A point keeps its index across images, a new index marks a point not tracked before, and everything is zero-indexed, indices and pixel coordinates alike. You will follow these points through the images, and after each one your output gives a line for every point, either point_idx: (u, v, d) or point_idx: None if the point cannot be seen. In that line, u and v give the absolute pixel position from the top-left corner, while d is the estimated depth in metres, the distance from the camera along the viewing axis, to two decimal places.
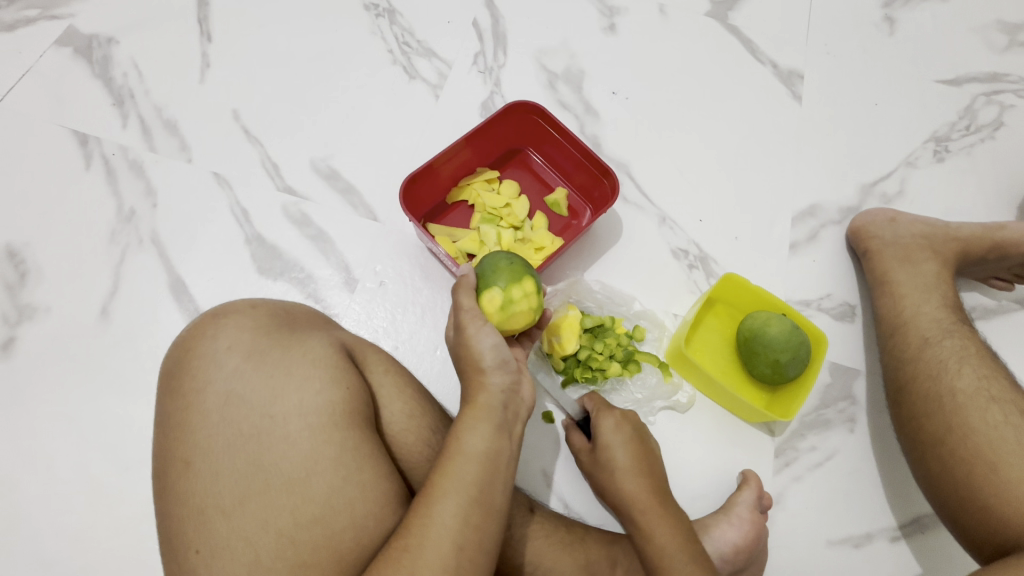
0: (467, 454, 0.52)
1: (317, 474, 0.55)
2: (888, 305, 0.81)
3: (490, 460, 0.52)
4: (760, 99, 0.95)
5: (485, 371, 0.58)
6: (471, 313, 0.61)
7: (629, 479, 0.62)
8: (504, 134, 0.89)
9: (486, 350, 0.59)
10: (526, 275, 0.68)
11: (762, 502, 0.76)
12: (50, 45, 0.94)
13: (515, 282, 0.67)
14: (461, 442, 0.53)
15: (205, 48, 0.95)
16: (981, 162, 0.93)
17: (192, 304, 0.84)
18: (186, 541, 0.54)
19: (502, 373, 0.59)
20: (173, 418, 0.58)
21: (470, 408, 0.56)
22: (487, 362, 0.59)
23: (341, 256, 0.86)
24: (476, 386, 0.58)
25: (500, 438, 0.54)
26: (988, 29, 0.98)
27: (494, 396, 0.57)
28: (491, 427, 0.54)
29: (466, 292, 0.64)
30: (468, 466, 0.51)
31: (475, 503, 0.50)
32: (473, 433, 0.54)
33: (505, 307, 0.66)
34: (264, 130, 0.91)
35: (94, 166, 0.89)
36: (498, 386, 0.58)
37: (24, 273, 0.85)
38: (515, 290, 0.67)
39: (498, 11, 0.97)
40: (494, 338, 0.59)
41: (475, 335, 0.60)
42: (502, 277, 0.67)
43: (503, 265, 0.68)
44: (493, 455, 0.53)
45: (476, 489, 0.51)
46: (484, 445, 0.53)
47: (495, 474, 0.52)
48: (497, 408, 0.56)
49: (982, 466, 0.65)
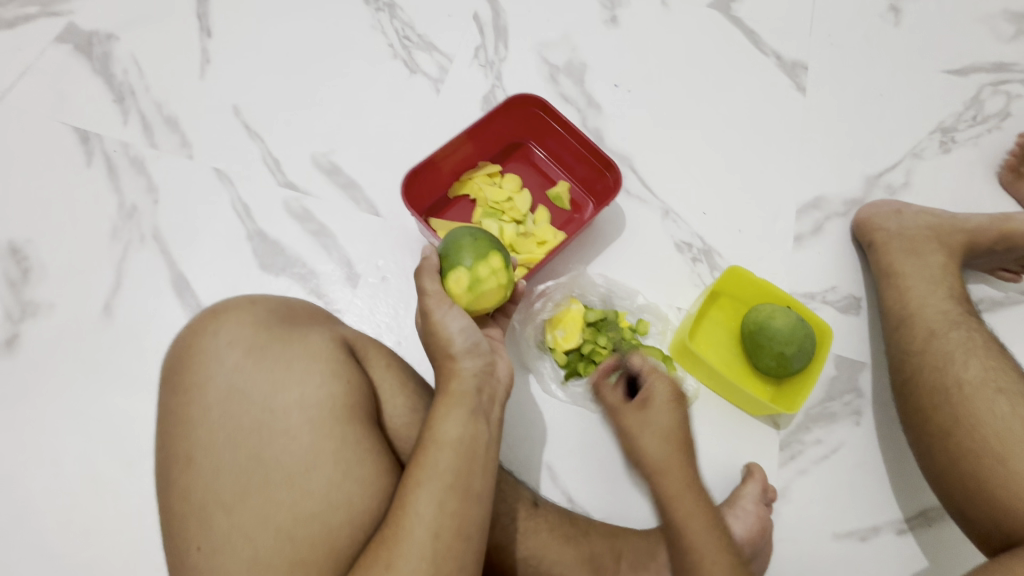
0: (440, 442, 0.51)
1: (317, 468, 0.54)
2: (892, 296, 0.80)
3: (466, 447, 0.52)
4: (764, 91, 0.95)
5: (456, 356, 0.57)
6: (437, 296, 0.60)
7: (670, 456, 0.67)
8: (505, 128, 0.88)
9: (456, 335, 0.58)
10: (492, 251, 0.66)
11: (767, 495, 0.76)
12: (50, 42, 0.94)
13: (481, 259, 0.65)
14: (435, 431, 0.52)
15: (205, 44, 0.94)
16: (988, 152, 0.92)
17: (194, 300, 0.84)
18: (189, 538, 0.54)
19: (474, 357, 0.58)
20: (175, 412, 0.58)
21: (444, 395, 0.55)
22: (457, 347, 0.58)
23: (343, 251, 0.86)
24: (448, 372, 0.57)
25: (475, 425, 0.53)
26: (995, 18, 0.97)
27: (467, 381, 0.56)
28: (467, 413, 0.54)
29: (429, 278, 0.62)
30: (442, 456, 0.51)
31: (452, 490, 0.49)
32: (447, 421, 0.53)
33: (472, 287, 0.64)
34: (265, 126, 0.91)
35: (95, 163, 0.89)
36: (471, 370, 0.57)
37: (27, 270, 0.85)
38: (482, 268, 0.65)
39: (499, 4, 0.96)
40: (463, 320, 0.59)
41: (444, 321, 0.59)
42: (468, 255, 0.65)
43: (465, 243, 0.66)
44: (468, 439, 0.52)
45: (452, 475, 0.50)
46: (458, 433, 0.52)
47: (473, 460, 0.52)
48: (471, 392, 0.55)
49: (988, 458, 0.65)
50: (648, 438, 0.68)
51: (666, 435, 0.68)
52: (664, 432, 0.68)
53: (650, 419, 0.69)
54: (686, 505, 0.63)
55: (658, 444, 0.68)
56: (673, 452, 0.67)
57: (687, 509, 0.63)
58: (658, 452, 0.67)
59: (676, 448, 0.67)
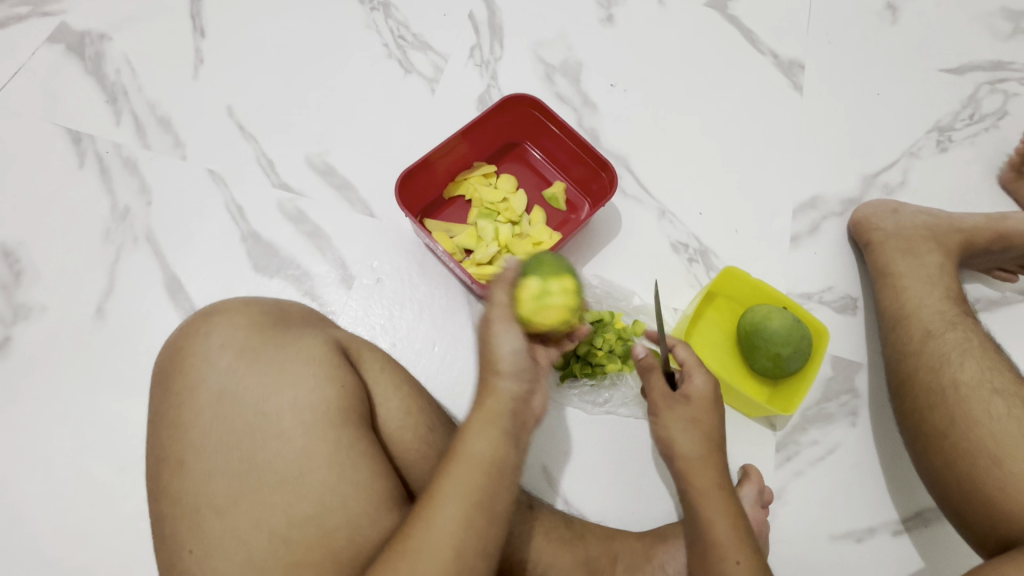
0: (469, 457, 0.51)
1: (311, 472, 0.54)
2: (889, 297, 0.80)
3: (492, 468, 0.51)
4: (760, 90, 0.94)
5: (501, 374, 0.55)
6: (505, 308, 0.59)
7: (704, 455, 0.61)
8: (501, 128, 0.88)
9: (505, 353, 0.56)
10: (567, 276, 0.66)
11: (763, 497, 0.75)
12: (42, 42, 0.93)
13: (555, 278, 0.65)
14: (464, 446, 0.52)
15: (198, 44, 0.94)
16: (985, 151, 0.92)
17: (187, 302, 0.84)
18: (180, 541, 0.54)
19: (515, 379, 0.56)
20: (167, 415, 0.57)
21: (479, 410, 0.54)
22: (502, 365, 0.56)
23: (337, 252, 0.86)
24: (488, 387, 0.55)
25: (505, 447, 0.52)
26: (993, 16, 0.97)
27: (503, 402, 0.54)
28: (499, 434, 0.53)
29: (507, 282, 0.61)
30: (468, 470, 0.50)
31: (477, 510, 0.49)
32: (477, 438, 0.52)
33: (540, 296, 0.63)
34: (258, 127, 0.90)
35: (88, 164, 0.88)
36: (510, 392, 0.55)
37: (19, 273, 0.84)
38: (554, 284, 0.64)
39: (495, 3, 0.95)
40: (517, 340, 0.57)
41: (499, 336, 0.57)
42: (543, 271, 0.65)
43: (546, 261, 0.67)
44: (497, 461, 0.52)
45: (479, 496, 0.49)
46: (486, 451, 0.52)
47: (500, 482, 0.51)
48: (506, 415, 0.54)
49: (985, 459, 0.65)
50: (683, 430, 0.62)
51: (703, 430, 0.62)
52: (701, 428, 0.62)
53: (688, 412, 0.63)
54: (715, 510, 0.58)
55: (693, 439, 0.61)
56: (707, 452, 0.61)
57: (715, 514, 0.58)
58: (691, 448, 0.61)
59: (711, 446, 0.61)
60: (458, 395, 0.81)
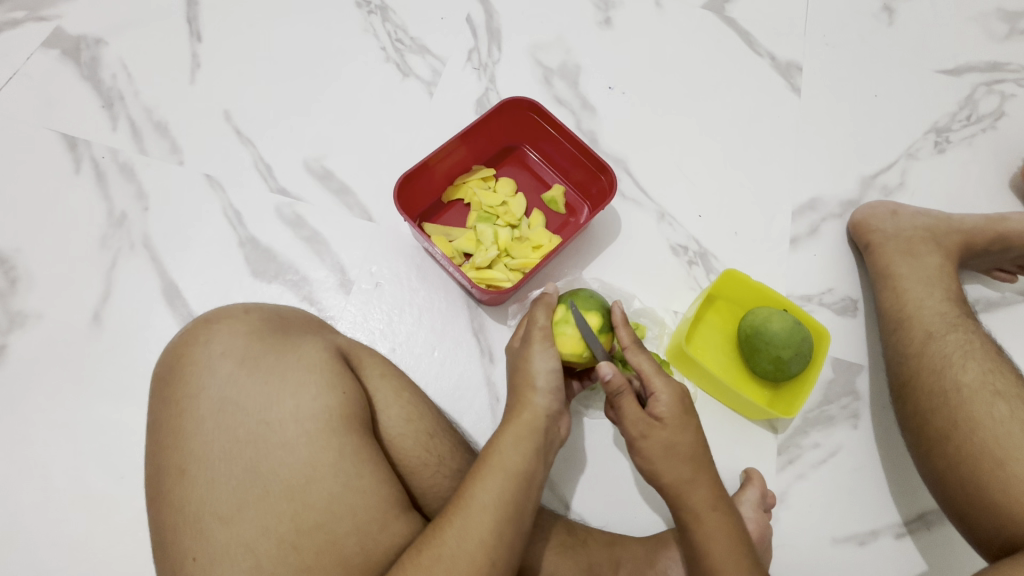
0: (504, 462, 0.54)
1: (316, 480, 0.54)
2: (890, 298, 0.80)
3: (522, 476, 0.54)
4: (758, 92, 0.94)
5: (536, 390, 0.61)
6: (543, 330, 0.65)
7: (690, 477, 0.59)
8: (499, 131, 0.87)
9: (542, 374, 0.62)
10: (595, 312, 0.69)
11: (766, 501, 0.75)
12: (38, 47, 0.92)
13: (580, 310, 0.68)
14: (498, 453, 0.55)
15: (194, 48, 0.93)
16: (983, 152, 0.92)
17: (185, 308, 0.83)
18: (182, 549, 0.53)
19: (549, 398, 0.61)
20: (167, 424, 0.57)
21: (514, 421, 0.59)
22: (540, 382, 0.62)
23: (336, 257, 0.85)
24: (523, 401, 0.61)
25: (536, 459, 0.56)
26: (989, 17, 0.97)
27: (538, 417, 0.59)
28: (533, 448, 0.57)
29: (543, 308, 0.67)
30: (502, 475, 0.53)
31: (508, 517, 0.51)
32: (511, 445, 0.56)
33: (557, 324, 0.68)
34: (255, 131, 0.90)
35: (84, 170, 0.88)
36: (543, 408, 0.60)
37: (14, 280, 0.83)
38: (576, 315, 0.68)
39: (492, 6, 0.95)
40: (552, 361, 0.63)
41: (536, 357, 0.63)
42: (573, 301, 0.70)
43: (582, 296, 0.70)
44: (526, 470, 0.55)
45: (508, 502, 0.52)
46: (519, 458, 0.55)
47: (528, 490, 0.54)
48: (539, 429, 0.59)
49: (989, 462, 0.65)
50: (664, 459, 0.59)
51: (681, 454, 0.59)
52: (682, 452, 0.59)
53: (665, 437, 0.60)
54: (712, 531, 0.57)
55: (674, 466, 0.59)
56: (694, 472, 0.59)
57: (711, 534, 0.57)
58: (676, 474, 0.59)
59: (694, 466, 0.59)
60: (459, 400, 0.80)
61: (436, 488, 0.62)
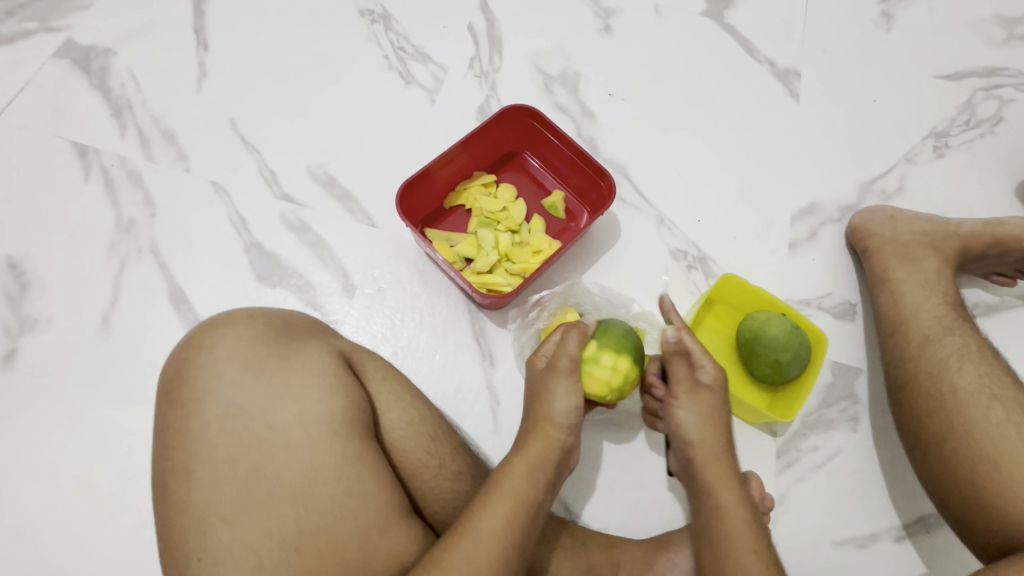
0: (515, 488, 0.55)
1: (319, 483, 0.55)
2: (886, 302, 0.80)
3: (532, 505, 0.55)
4: (757, 98, 0.95)
5: (554, 424, 0.62)
6: (570, 364, 0.65)
7: (718, 444, 0.63)
8: (500, 138, 0.89)
9: (562, 407, 0.63)
10: (626, 355, 0.68)
11: (764, 504, 0.73)
12: (49, 57, 0.94)
13: (613, 353, 0.67)
14: (507, 478, 0.56)
15: (202, 57, 0.95)
16: (981, 156, 0.92)
17: (191, 313, 0.84)
18: (186, 550, 0.54)
19: (565, 433, 0.62)
20: (172, 428, 0.58)
21: (526, 448, 0.60)
22: (558, 416, 0.62)
23: (340, 262, 0.86)
24: (538, 431, 0.61)
25: (545, 489, 0.57)
26: (987, 23, 0.98)
27: (552, 449, 0.60)
28: (542, 478, 0.57)
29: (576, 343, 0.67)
30: (511, 500, 0.54)
31: (511, 539, 0.52)
32: (522, 472, 0.57)
33: (589, 362, 0.67)
34: (261, 139, 0.92)
35: (93, 177, 0.90)
36: (559, 443, 0.61)
37: (24, 285, 0.85)
38: (610, 358, 0.67)
39: (493, 15, 0.97)
40: (573, 399, 0.63)
41: (559, 391, 0.63)
42: (607, 341, 0.68)
43: (617, 333, 0.69)
44: (534, 500, 0.56)
45: (511, 524, 0.53)
46: (528, 487, 0.56)
47: (534, 517, 0.55)
48: (552, 462, 0.59)
49: (985, 464, 0.65)
50: (698, 419, 0.64)
51: (719, 418, 0.64)
52: (720, 418, 0.65)
53: (710, 400, 0.65)
54: (731, 496, 0.60)
55: (705, 427, 0.64)
56: (720, 440, 0.63)
57: (728, 498, 0.60)
58: (706, 437, 0.63)
59: (727, 434, 0.64)
60: (460, 403, 0.81)
61: (435, 490, 0.62)
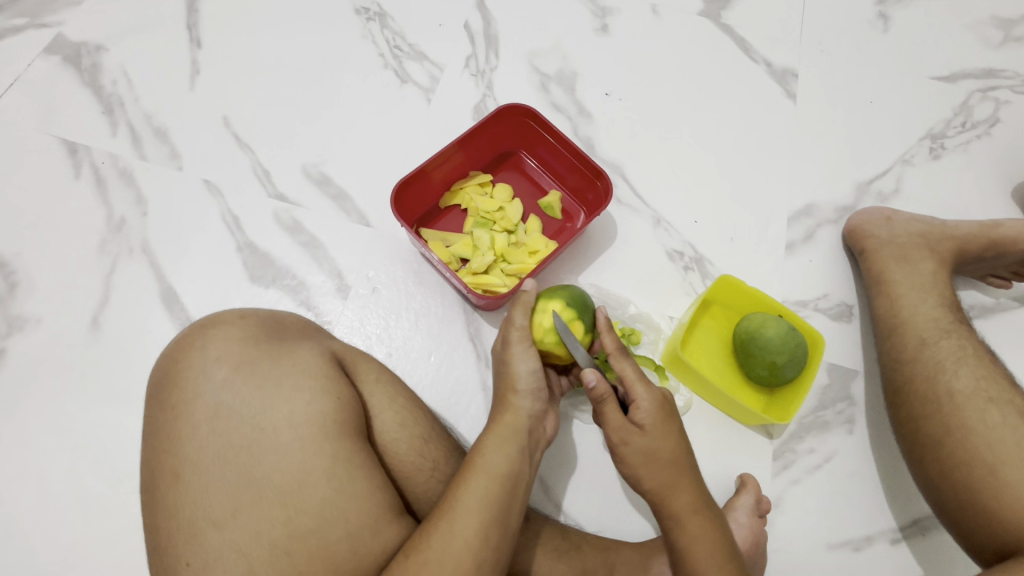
0: (490, 465, 0.55)
1: (310, 486, 0.54)
2: (883, 305, 0.80)
3: (507, 478, 0.54)
4: (755, 99, 0.95)
5: (518, 393, 0.62)
6: (521, 332, 0.66)
7: (672, 482, 0.59)
8: (496, 138, 0.88)
9: (524, 375, 0.64)
10: (558, 297, 0.68)
11: (761, 506, 0.75)
12: (39, 54, 0.93)
13: (542, 298, 0.68)
14: (484, 456, 0.56)
15: (195, 55, 0.94)
16: (977, 158, 0.92)
17: (183, 313, 0.84)
18: (176, 555, 0.53)
19: (531, 399, 0.63)
20: (161, 430, 0.57)
21: (497, 423, 0.60)
22: (521, 385, 0.63)
23: (333, 262, 0.86)
24: (506, 404, 0.62)
25: (520, 460, 0.57)
26: (983, 24, 0.98)
27: (521, 418, 0.60)
28: (517, 450, 0.57)
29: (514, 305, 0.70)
30: (487, 478, 0.54)
31: (493, 523, 0.51)
32: (496, 448, 0.56)
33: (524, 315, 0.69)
34: (255, 137, 0.91)
35: (84, 175, 0.88)
36: (526, 410, 0.61)
37: (13, 284, 0.84)
38: (539, 303, 0.68)
39: (490, 13, 0.96)
40: (534, 363, 0.65)
41: (517, 358, 0.65)
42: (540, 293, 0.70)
43: (553, 288, 0.71)
44: (511, 473, 0.55)
45: (494, 510, 0.52)
46: (503, 461, 0.55)
47: (513, 494, 0.54)
48: (522, 431, 0.59)
49: (981, 468, 0.65)
50: (645, 465, 0.60)
51: (667, 460, 0.59)
52: (663, 457, 0.60)
53: (645, 444, 0.60)
54: (698, 534, 0.57)
55: (655, 471, 0.59)
56: (676, 475, 0.59)
57: (696, 537, 0.57)
58: (658, 479, 0.59)
59: (679, 472, 0.59)
60: (455, 405, 0.81)
61: (429, 492, 0.62)
